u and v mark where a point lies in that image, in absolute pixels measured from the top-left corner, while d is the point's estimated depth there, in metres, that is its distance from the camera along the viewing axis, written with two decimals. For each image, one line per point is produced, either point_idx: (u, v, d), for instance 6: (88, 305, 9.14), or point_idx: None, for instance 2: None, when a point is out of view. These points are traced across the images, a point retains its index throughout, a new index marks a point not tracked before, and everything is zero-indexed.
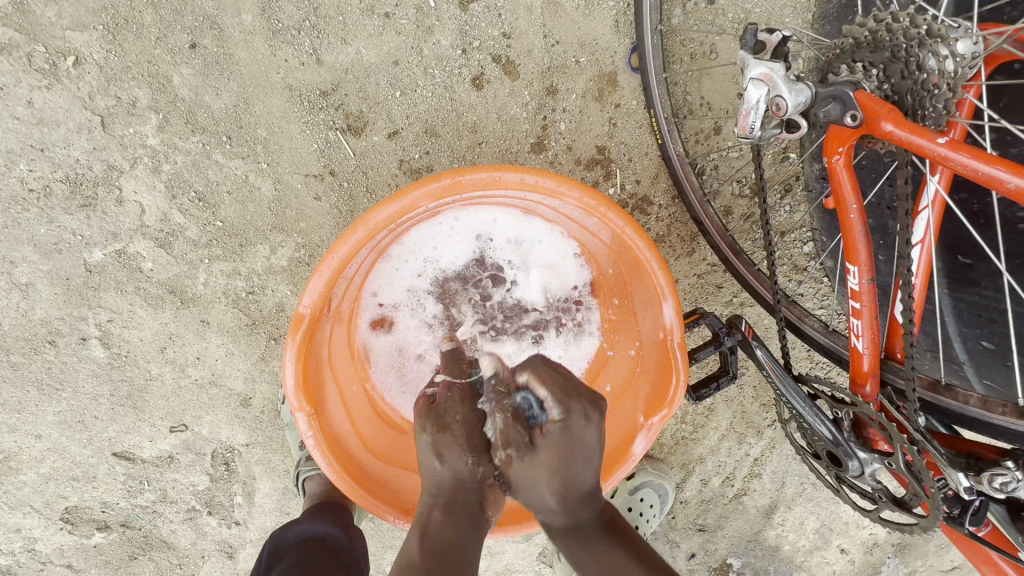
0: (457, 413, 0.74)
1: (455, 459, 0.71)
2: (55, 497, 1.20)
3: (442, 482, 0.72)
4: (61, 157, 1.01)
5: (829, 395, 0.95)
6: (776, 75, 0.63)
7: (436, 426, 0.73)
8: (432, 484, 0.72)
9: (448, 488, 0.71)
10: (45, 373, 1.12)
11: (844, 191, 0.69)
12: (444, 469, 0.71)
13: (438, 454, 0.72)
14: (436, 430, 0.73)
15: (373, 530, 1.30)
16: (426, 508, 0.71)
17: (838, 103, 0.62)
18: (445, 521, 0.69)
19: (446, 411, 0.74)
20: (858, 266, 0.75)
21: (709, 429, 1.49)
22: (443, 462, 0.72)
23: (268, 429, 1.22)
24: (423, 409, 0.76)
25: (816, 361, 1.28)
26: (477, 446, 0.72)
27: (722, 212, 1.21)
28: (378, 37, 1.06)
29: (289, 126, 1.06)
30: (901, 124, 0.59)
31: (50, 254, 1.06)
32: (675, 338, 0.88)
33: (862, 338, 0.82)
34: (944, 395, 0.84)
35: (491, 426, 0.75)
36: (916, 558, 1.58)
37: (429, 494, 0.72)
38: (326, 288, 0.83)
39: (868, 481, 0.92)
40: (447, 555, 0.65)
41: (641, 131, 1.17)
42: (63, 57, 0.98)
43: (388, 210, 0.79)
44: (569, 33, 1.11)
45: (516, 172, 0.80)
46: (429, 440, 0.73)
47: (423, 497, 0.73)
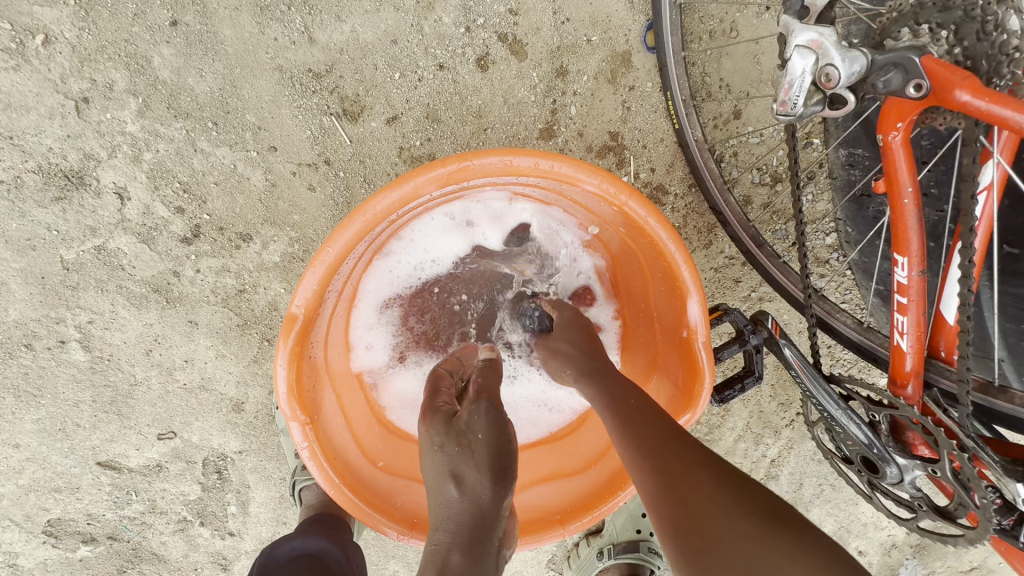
0: (478, 431, 0.67)
1: (474, 482, 0.63)
2: (36, 509, 1.13)
3: (462, 512, 0.62)
4: (33, 146, 0.93)
5: (864, 396, 0.88)
6: (826, 41, 0.56)
7: (456, 445, 0.66)
8: (448, 517, 0.62)
9: (465, 523, 0.61)
10: (21, 378, 1.05)
11: (900, 171, 0.61)
12: (462, 495, 0.63)
13: (455, 477, 0.64)
14: (455, 451, 0.66)
15: (374, 539, 1.24)
16: (443, 550, 0.59)
17: (900, 71, 0.55)
18: (468, 561, 0.57)
19: (466, 430, 0.67)
20: (907, 257, 0.68)
21: (725, 430, 1.42)
22: (460, 487, 0.64)
23: (262, 436, 1.15)
24: (441, 426, 0.69)
25: (839, 358, 1.21)
26: (498, 469, 0.64)
27: (742, 202, 1.14)
28: (375, 13, 0.98)
29: (280, 111, 0.98)
30: (980, 92, 0.51)
31: (24, 251, 0.98)
32: (700, 337, 0.82)
33: (906, 336, 0.75)
34: (997, 397, 0.78)
35: (514, 450, 0.68)
36: (936, 560, 1.53)
37: (447, 529, 0.62)
38: (321, 286, 0.75)
39: (906, 488, 0.86)
40: None
41: (657, 116, 1.10)
42: (32, 35, 0.90)
43: (389, 199, 0.72)
44: (580, 9, 1.04)
45: (529, 156, 0.73)
46: (446, 461, 0.66)
47: (438, 536, 0.62)
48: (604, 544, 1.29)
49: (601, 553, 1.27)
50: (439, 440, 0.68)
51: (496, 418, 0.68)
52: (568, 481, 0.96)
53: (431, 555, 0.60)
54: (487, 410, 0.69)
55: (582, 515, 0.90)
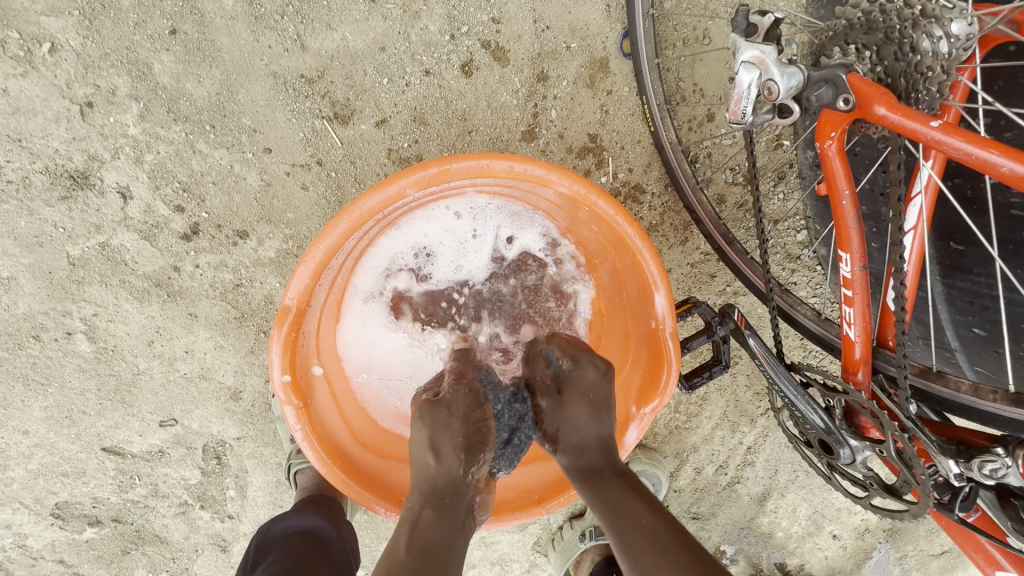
0: (457, 412, 0.76)
1: (449, 457, 0.72)
2: (44, 492, 1.19)
3: (437, 479, 0.71)
4: (40, 148, 0.99)
5: (821, 383, 0.95)
6: (768, 58, 0.62)
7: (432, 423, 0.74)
8: (423, 479, 0.72)
9: (439, 488, 0.71)
10: (30, 368, 1.11)
11: (837, 176, 0.67)
12: (438, 464, 0.72)
13: (433, 449, 0.72)
14: (435, 427, 0.74)
15: (367, 522, 1.31)
16: (416, 507, 0.69)
17: (830, 87, 0.61)
18: (435, 521, 0.67)
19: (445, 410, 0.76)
20: (850, 254, 0.75)
21: (703, 418, 1.49)
22: (437, 457, 0.72)
23: (260, 423, 1.21)
24: (424, 405, 0.77)
25: (809, 348, 1.28)
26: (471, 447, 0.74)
27: (716, 200, 1.20)
28: (364, 22, 1.03)
29: (274, 114, 1.04)
30: (894, 108, 0.58)
31: (32, 247, 1.04)
32: (668, 327, 0.88)
33: (854, 326, 0.82)
34: (935, 382, 0.85)
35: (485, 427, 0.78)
36: (905, 543, 1.60)
37: (419, 492, 0.71)
38: (313, 279, 0.81)
39: (859, 468, 0.93)
40: (433, 558, 0.62)
41: (633, 119, 1.16)
42: (38, 43, 0.95)
43: (376, 199, 0.77)
44: (560, 18, 1.09)
45: (504, 159, 0.79)
46: (426, 434, 0.74)
47: (413, 496, 0.72)
48: (586, 527, 1.37)
49: (584, 534, 1.35)
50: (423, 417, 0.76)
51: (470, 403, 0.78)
52: (547, 463, 1.01)
53: (405, 513, 0.70)
54: (466, 401, 0.78)
55: (560, 494, 0.97)
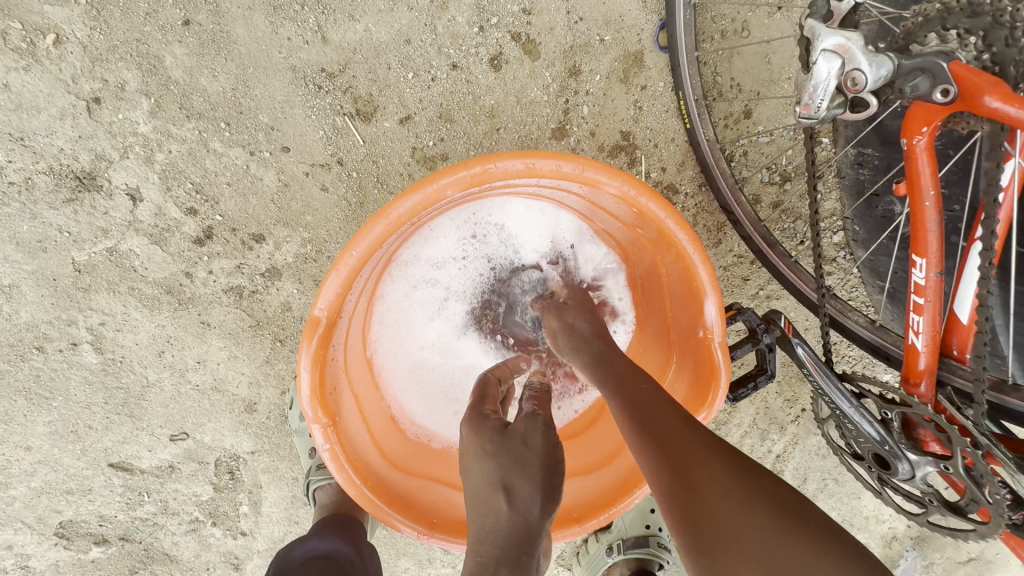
0: (535, 447, 0.64)
1: (526, 494, 0.60)
2: (48, 511, 1.13)
3: (511, 528, 0.58)
4: (44, 147, 0.92)
5: (876, 394, 0.89)
6: (853, 45, 0.57)
7: (513, 458, 0.63)
8: (493, 529, 0.58)
9: (517, 536, 0.57)
10: (33, 380, 1.04)
11: (923, 175, 0.62)
12: (512, 509, 0.59)
13: (506, 488, 0.61)
14: (509, 462, 0.62)
15: (386, 537, 1.25)
16: (491, 562, 0.55)
17: (927, 76, 0.55)
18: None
19: (520, 442, 0.64)
20: (926, 259, 0.69)
21: (732, 426, 1.44)
22: (512, 500, 0.60)
23: (275, 436, 1.15)
24: (494, 435, 0.66)
25: (846, 354, 1.23)
26: (551, 487, 0.62)
27: (752, 200, 1.15)
28: (388, 13, 0.97)
29: (293, 111, 0.98)
30: (1008, 99, 0.52)
31: (35, 252, 0.97)
32: (717, 337, 0.83)
33: (922, 336, 0.77)
34: (1011, 395, 0.78)
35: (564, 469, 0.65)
36: (936, 552, 1.55)
37: (491, 543, 0.57)
38: (343, 289, 0.75)
39: (918, 485, 0.88)
40: None
41: (668, 115, 1.10)
42: (43, 35, 0.88)
43: (412, 201, 0.71)
44: (594, 9, 1.04)
45: (551, 159, 0.72)
46: (497, 471, 0.62)
47: (480, 552, 0.57)
48: (613, 540, 1.29)
49: (611, 548, 1.28)
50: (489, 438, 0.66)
51: (549, 433, 0.66)
52: (585, 479, 0.96)
53: (476, 568, 0.55)
54: (545, 429, 0.67)
55: (598, 513, 0.91)
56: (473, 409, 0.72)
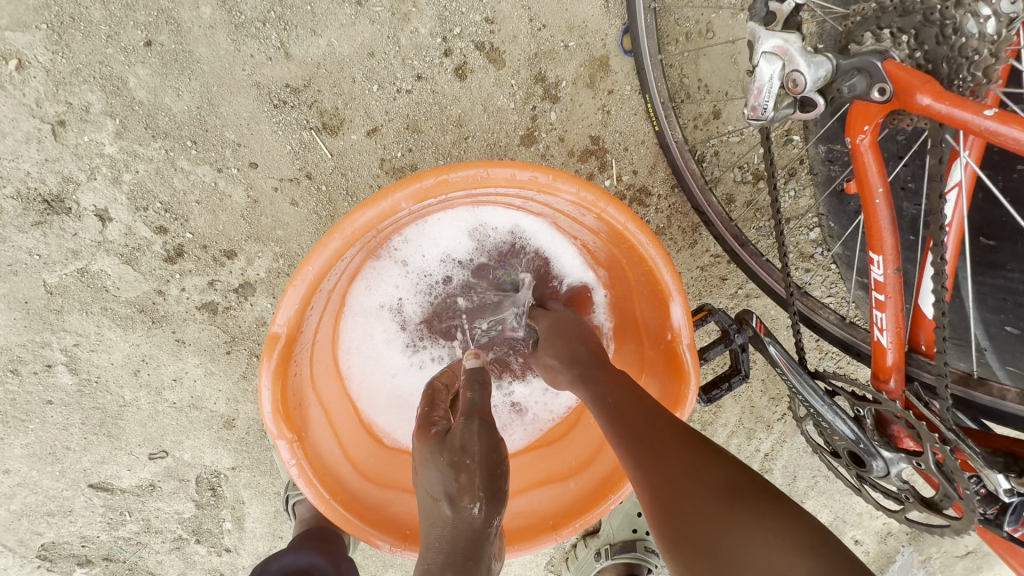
0: (472, 452, 0.66)
1: (467, 506, 0.64)
2: (29, 533, 1.13)
3: (452, 535, 0.63)
4: (11, 171, 0.93)
5: (848, 391, 0.88)
6: (791, 47, 0.57)
7: (448, 461, 0.66)
8: (439, 536, 0.64)
9: (460, 544, 0.62)
10: (9, 404, 1.05)
11: (870, 172, 0.62)
12: (455, 517, 0.63)
13: (449, 498, 0.64)
14: (448, 466, 0.65)
15: (372, 548, 1.24)
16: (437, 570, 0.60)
17: (863, 75, 0.56)
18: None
19: (457, 448, 0.66)
20: (883, 256, 0.69)
21: (718, 426, 1.43)
22: (454, 508, 0.64)
23: (255, 451, 1.15)
24: (432, 443, 0.68)
25: (827, 351, 1.22)
26: (490, 490, 0.65)
27: (725, 200, 1.15)
28: (350, 27, 0.98)
29: (259, 127, 0.98)
30: (940, 96, 0.53)
31: (6, 276, 0.98)
32: (685, 339, 0.82)
33: (886, 332, 0.76)
34: (977, 388, 0.79)
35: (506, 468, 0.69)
36: (932, 546, 1.53)
37: (440, 552, 0.62)
38: (302, 304, 0.76)
39: (893, 481, 0.86)
40: None
41: (637, 118, 1.10)
42: (5, 61, 0.89)
43: (367, 215, 0.72)
44: (556, 15, 1.04)
45: (506, 167, 0.73)
46: (443, 482, 0.65)
47: (429, 558, 0.63)
48: (601, 545, 1.29)
49: (599, 553, 1.27)
50: (427, 454, 0.67)
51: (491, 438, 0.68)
52: (560, 486, 0.96)
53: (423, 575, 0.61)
54: (486, 432, 0.68)
55: (573, 519, 0.90)
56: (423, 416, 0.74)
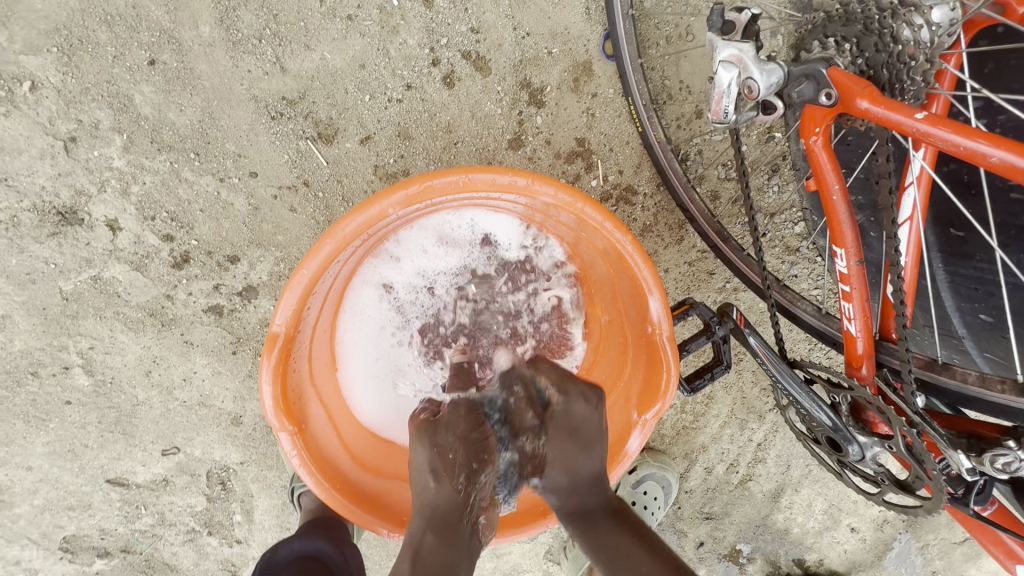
0: (457, 431, 0.72)
1: (447, 479, 0.68)
2: (51, 527, 1.19)
3: (438, 503, 0.67)
4: (27, 186, 0.99)
5: (825, 379, 0.92)
6: (746, 56, 0.61)
7: (435, 442, 0.70)
8: (424, 505, 0.68)
9: (440, 511, 0.67)
10: (30, 405, 1.11)
11: (825, 172, 0.66)
12: (438, 488, 0.67)
13: (432, 471, 0.68)
14: (433, 445, 0.70)
15: (376, 539, 1.29)
16: (419, 531, 0.66)
17: (811, 82, 0.60)
18: (438, 547, 0.64)
19: (444, 430, 0.72)
20: (845, 249, 0.73)
21: (711, 417, 1.47)
22: (437, 481, 0.68)
23: (262, 446, 1.20)
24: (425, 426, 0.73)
25: (814, 342, 1.25)
26: (472, 466, 0.69)
27: (709, 197, 1.18)
28: (342, 40, 1.03)
29: (258, 138, 1.04)
30: (877, 101, 0.57)
31: (25, 284, 1.04)
32: (664, 332, 0.86)
33: (854, 322, 0.80)
34: (942, 373, 0.82)
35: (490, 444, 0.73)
36: (926, 532, 1.56)
37: (422, 516, 0.68)
38: (300, 304, 0.81)
39: (869, 465, 0.90)
40: None
41: (621, 120, 1.14)
42: (19, 82, 0.95)
43: (357, 220, 0.76)
44: (539, 23, 1.08)
45: (487, 172, 0.78)
46: (428, 457, 0.69)
47: (414, 522, 0.68)
48: None
49: None
50: (419, 431, 0.72)
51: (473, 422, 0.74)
52: None
53: (408, 540, 0.67)
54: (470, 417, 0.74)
55: None
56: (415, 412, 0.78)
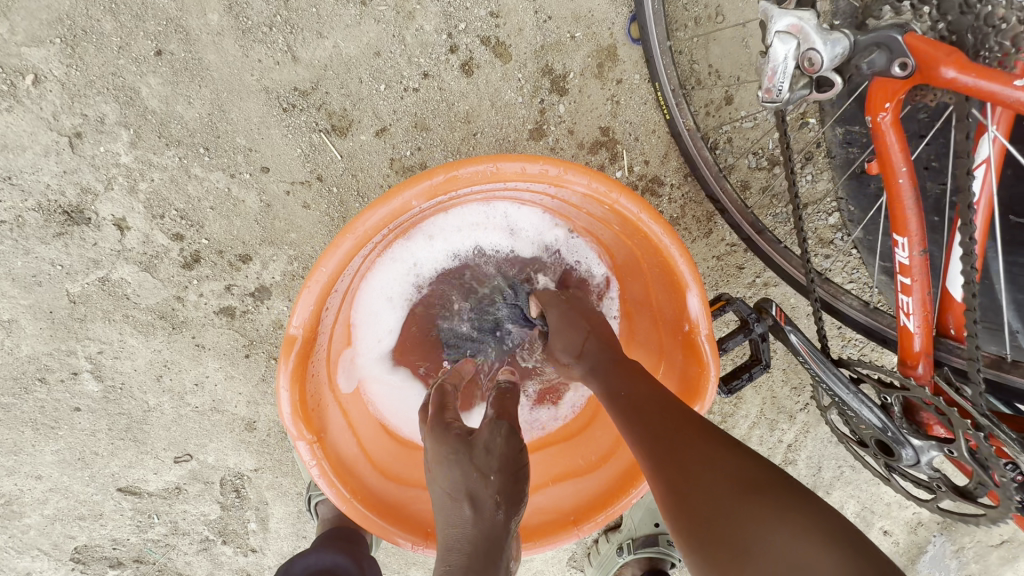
0: (495, 453, 0.67)
1: (489, 508, 0.64)
2: (62, 537, 1.16)
3: (481, 536, 0.61)
4: (31, 184, 0.95)
5: (874, 378, 0.86)
6: (806, 25, 0.55)
7: (477, 468, 0.66)
8: (462, 541, 0.62)
9: (482, 545, 0.61)
10: (38, 412, 1.07)
11: (893, 152, 0.60)
12: (478, 518, 0.63)
13: (471, 499, 0.64)
14: (471, 472, 0.66)
15: (395, 546, 1.25)
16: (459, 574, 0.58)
17: (884, 51, 0.55)
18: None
19: (481, 452, 0.67)
20: (907, 238, 0.67)
21: (739, 417, 1.41)
22: (476, 509, 0.63)
23: (276, 453, 1.16)
24: (460, 444, 0.68)
25: (850, 338, 1.19)
26: (513, 493, 0.65)
27: (740, 187, 1.12)
28: (356, 27, 0.98)
29: (269, 131, 0.99)
30: (965, 68, 0.51)
31: (31, 287, 1.00)
32: (703, 330, 0.81)
33: (913, 317, 0.74)
34: (1010, 371, 0.77)
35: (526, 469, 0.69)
36: (964, 535, 1.49)
37: (459, 553, 0.60)
38: (318, 305, 0.76)
39: (923, 470, 0.84)
40: None
41: (647, 107, 1.09)
42: (22, 76, 0.91)
43: (378, 214, 0.72)
44: (562, 6, 1.03)
45: (517, 160, 0.72)
46: (463, 481, 0.65)
47: (454, 563, 0.59)
48: (623, 540, 1.27)
49: (622, 548, 1.25)
50: (452, 456, 0.68)
51: (512, 439, 0.70)
52: (578, 481, 0.95)
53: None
54: (511, 438, 0.69)
55: (594, 514, 0.90)
56: (435, 419, 0.74)
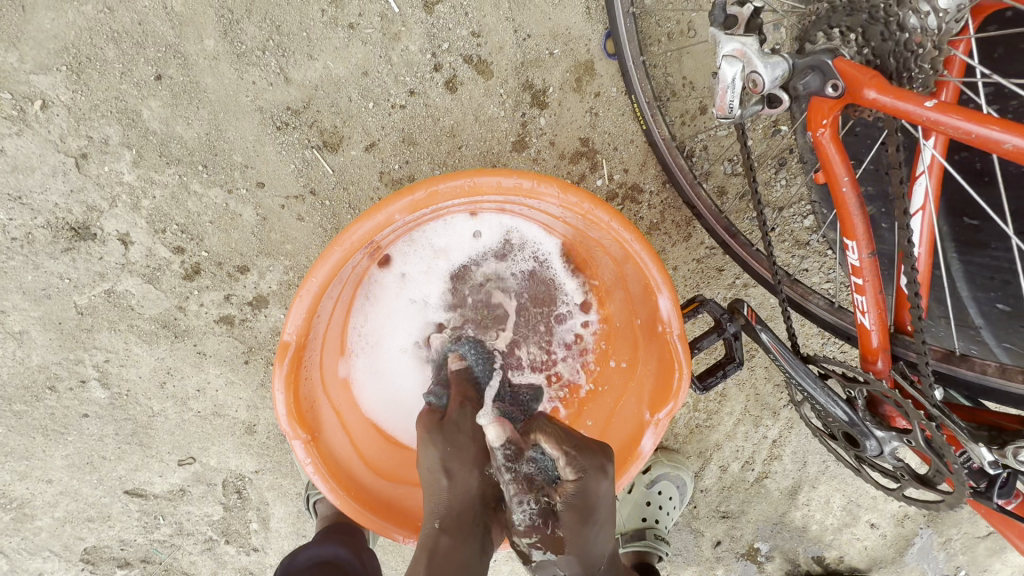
0: (465, 428, 0.79)
1: (462, 474, 0.75)
2: (72, 539, 1.21)
3: (455, 497, 0.74)
4: (40, 204, 1.01)
5: (840, 373, 0.90)
6: (749, 50, 0.60)
7: (446, 442, 0.77)
8: (439, 502, 0.74)
9: (455, 507, 0.73)
10: (48, 419, 1.13)
11: (833, 163, 0.65)
12: (453, 484, 0.74)
13: (445, 470, 0.75)
14: (448, 448, 0.76)
15: (392, 544, 1.30)
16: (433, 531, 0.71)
17: (817, 74, 0.61)
18: (454, 543, 0.69)
19: (454, 429, 0.79)
20: (856, 241, 0.72)
21: (724, 415, 1.45)
22: (451, 478, 0.74)
23: (275, 454, 1.21)
24: (432, 426, 0.79)
25: (827, 336, 1.24)
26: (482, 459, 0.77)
27: (716, 193, 1.17)
28: (344, 49, 1.03)
29: (264, 148, 1.04)
30: (884, 90, 0.57)
31: (40, 300, 1.06)
32: (675, 330, 0.86)
33: (868, 314, 0.78)
34: (960, 365, 0.82)
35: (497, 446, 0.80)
36: (950, 527, 1.53)
37: (435, 511, 0.73)
38: (309, 313, 0.82)
39: (888, 460, 0.88)
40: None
41: (624, 118, 1.14)
42: (30, 102, 0.97)
43: (363, 228, 0.77)
44: (540, 25, 1.08)
45: (493, 175, 0.78)
46: (438, 456, 0.76)
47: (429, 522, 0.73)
48: None
49: None
50: (432, 440, 0.78)
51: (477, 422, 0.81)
52: None
53: (423, 539, 0.71)
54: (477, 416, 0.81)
55: None
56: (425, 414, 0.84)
